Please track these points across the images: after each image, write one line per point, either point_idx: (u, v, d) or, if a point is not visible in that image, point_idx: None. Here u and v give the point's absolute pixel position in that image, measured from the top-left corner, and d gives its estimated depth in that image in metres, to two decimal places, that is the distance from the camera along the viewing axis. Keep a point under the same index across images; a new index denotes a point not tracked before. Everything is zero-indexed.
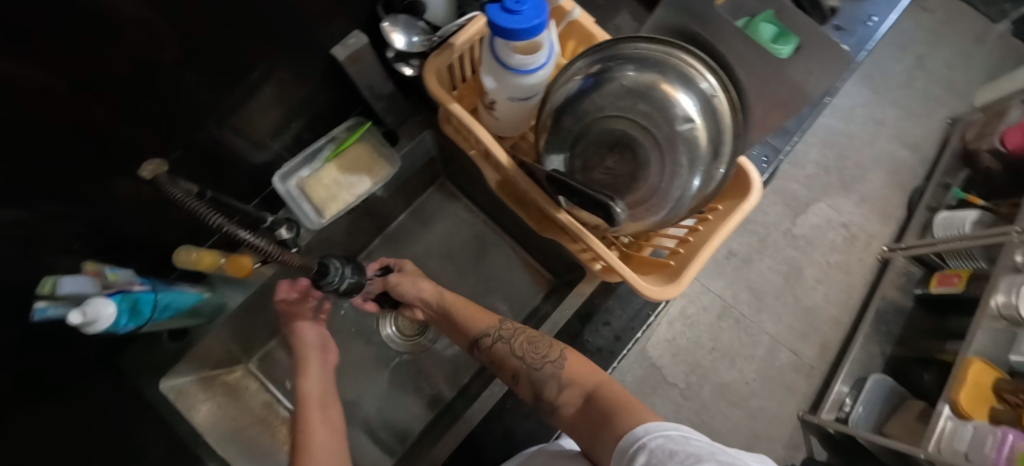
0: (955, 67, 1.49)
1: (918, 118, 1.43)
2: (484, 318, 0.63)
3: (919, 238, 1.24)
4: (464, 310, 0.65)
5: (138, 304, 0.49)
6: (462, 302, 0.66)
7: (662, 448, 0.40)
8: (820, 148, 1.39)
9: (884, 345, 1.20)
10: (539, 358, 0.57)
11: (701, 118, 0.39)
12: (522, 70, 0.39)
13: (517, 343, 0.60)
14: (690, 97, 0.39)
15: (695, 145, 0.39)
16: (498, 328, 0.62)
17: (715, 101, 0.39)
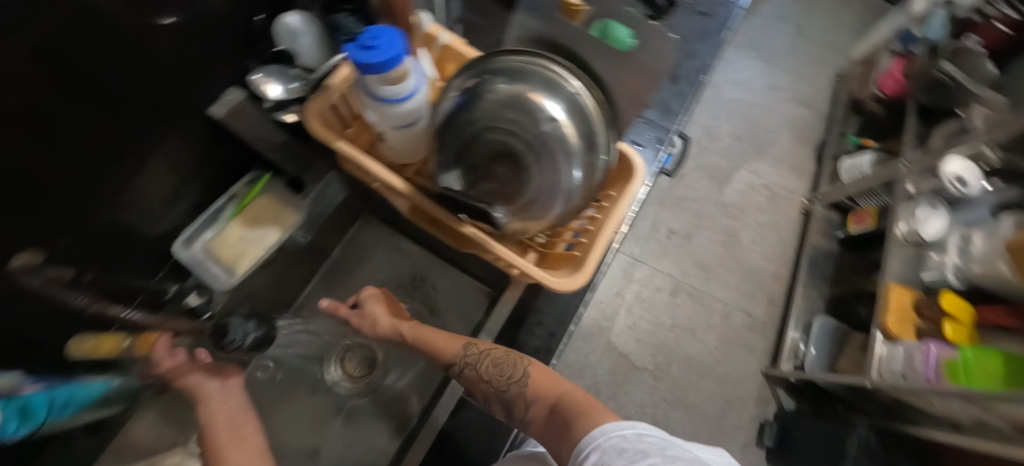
0: (830, 29, 1.66)
1: (809, 79, 1.58)
2: (450, 346, 0.63)
3: (831, 185, 1.36)
4: (430, 341, 0.65)
5: (30, 406, 0.45)
6: (432, 332, 0.66)
7: (616, 446, 0.41)
8: (731, 120, 1.49)
9: (822, 288, 1.29)
10: (505, 380, 0.58)
11: (568, 116, 0.42)
12: (393, 100, 0.42)
13: (483, 367, 0.59)
14: (557, 99, 0.42)
15: (566, 141, 0.41)
16: (464, 356, 0.61)
17: (581, 99, 0.43)
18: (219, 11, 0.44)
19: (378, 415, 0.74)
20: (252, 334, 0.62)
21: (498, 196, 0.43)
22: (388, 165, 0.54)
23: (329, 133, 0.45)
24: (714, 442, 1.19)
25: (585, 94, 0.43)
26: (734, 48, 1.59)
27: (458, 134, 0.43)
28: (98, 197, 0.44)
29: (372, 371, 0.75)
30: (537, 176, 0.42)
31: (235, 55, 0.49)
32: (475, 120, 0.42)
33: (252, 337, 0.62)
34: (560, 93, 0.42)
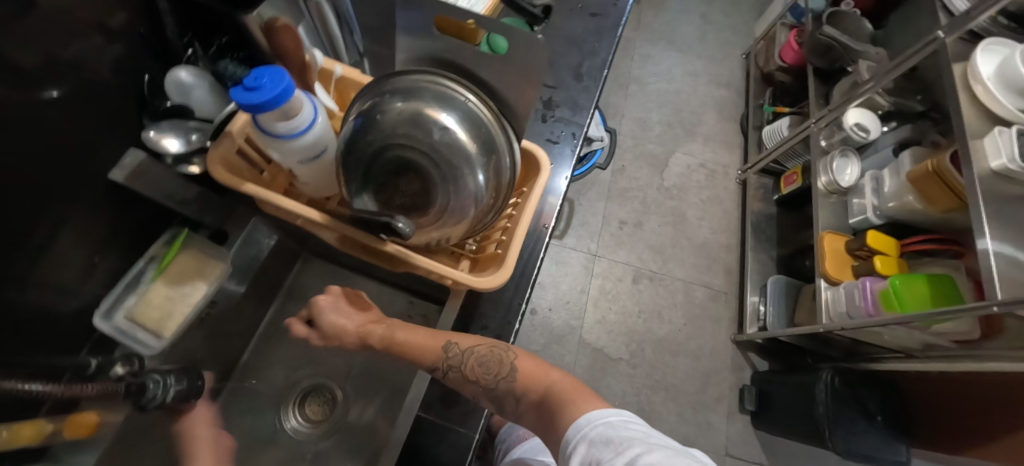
0: (731, 14, 1.79)
1: (722, 61, 1.69)
2: (429, 349, 0.54)
3: (758, 154, 1.45)
4: (405, 345, 0.56)
5: None
6: (405, 332, 0.57)
7: (602, 435, 0.44)
8: (658, 109, 1.57)
9: (771, 250, 1.36)
10: (493, 378, 0.54)
11: (463, 128, 0.44)
12: (292, 135, 0.43)
13: (468, 369, 0.53)
14: (450, 110, 0.44)
15: (463, 150, 0.44)
16: (446, 359, 0.53)
17: (473, 108, 0.45)
18: (103, 76, 0.44)
19: (347, 455, 0.64)
20: (174, 385, 0.51)
21: (411, 210, 0.45)
22: (308, 199, 0.55)
23: (236, 178, 0.46)
24: (700, 417, 1.22)
25: (478, 102, 0.46)
26: (649, 43, 1.68)
27: (362, 156, 0.44)
28: (8, 278, 0.40)
29: (333, 411, 0.67)
30: (443, 185, 0.44)
31: (128, 116, 0.49)
32: (372, 140, 0.44)
33: (175, 390, 0.51)
34: (452, 102, 0.45)
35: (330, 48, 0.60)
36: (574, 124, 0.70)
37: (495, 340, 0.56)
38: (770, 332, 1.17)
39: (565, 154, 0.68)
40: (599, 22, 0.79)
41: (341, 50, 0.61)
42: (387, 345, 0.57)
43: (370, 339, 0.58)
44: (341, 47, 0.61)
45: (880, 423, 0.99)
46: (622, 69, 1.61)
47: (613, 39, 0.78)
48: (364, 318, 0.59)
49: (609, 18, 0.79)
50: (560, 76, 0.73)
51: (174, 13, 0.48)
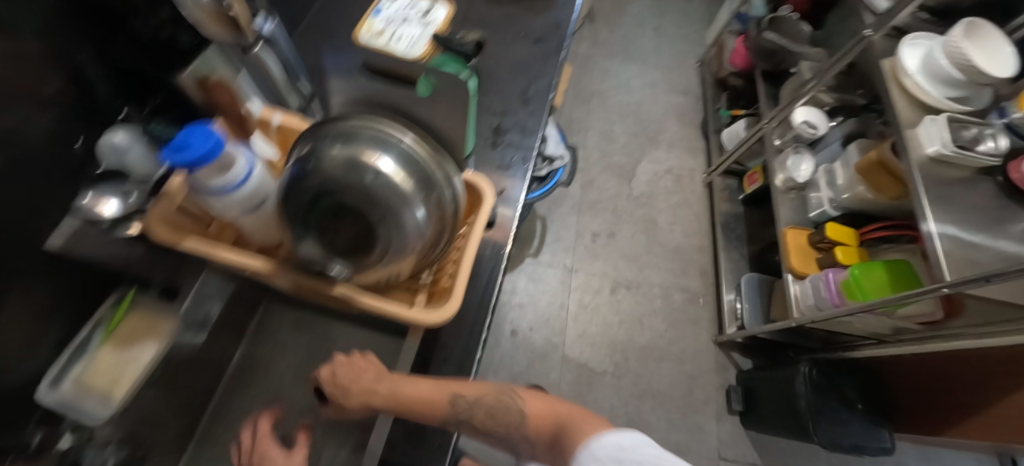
0: (683, 23, 1.85)
1: (678, 70, 1.75)
2: (438, 407, 0.51)
3: (720, 156, 1.48)
4: (411, 402, 0.52)
5: None
6: (410, 387, 0.53)
7: (613, 457, 0.45)
8: (621, 121, 1.60)
9: (741, 249, 1.39)
10: (502, 426, 0.56)
11: (400, 168, 0.45)
12: (227, 189, 0.44)
13: (480, 420, 0.54)
14: (387, 152, 0.45)
15: (399, 190, 0.44)
16: (457, 414, 0.52)
17: (409, 149, 0.46)
18: (36, 144, 0.43)
19: None
20: None
21: (354, 252, 0.45)
22: (259, 248, 0.55)
23: (177, 235, 0.46)
24: (690, 422, 1.21)
25: (414, 142, 0.47)
26: (607, 58, 1.72)
27: (298, 201, 0.44)
28: None
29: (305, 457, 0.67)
30: (383, 224, 0.44)
31: (64, 184, 0.47)
32: (308, 188, 0.44)
33: None
34: (386, 143, 0.46)
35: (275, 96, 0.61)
36: (524, 148, 0.72)
37: (499, 387, 0.58)
38: (748, 331, 1.19)
39: (517, 180, 0.69)
40: (542, 46, 0.81)
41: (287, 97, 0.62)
42: (391, 404, 0.52)
43: (375, 402, 0.53)
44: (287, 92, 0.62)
45: (862, 411, 1.00)
46: (582, 85, 1.64)
47: (557, 63, 0.80)
48: (368, 381, 0.54)
49: (552, 43, 0.82)
50: (508, 102, 0.75)
51: (104, 73, 0.47)
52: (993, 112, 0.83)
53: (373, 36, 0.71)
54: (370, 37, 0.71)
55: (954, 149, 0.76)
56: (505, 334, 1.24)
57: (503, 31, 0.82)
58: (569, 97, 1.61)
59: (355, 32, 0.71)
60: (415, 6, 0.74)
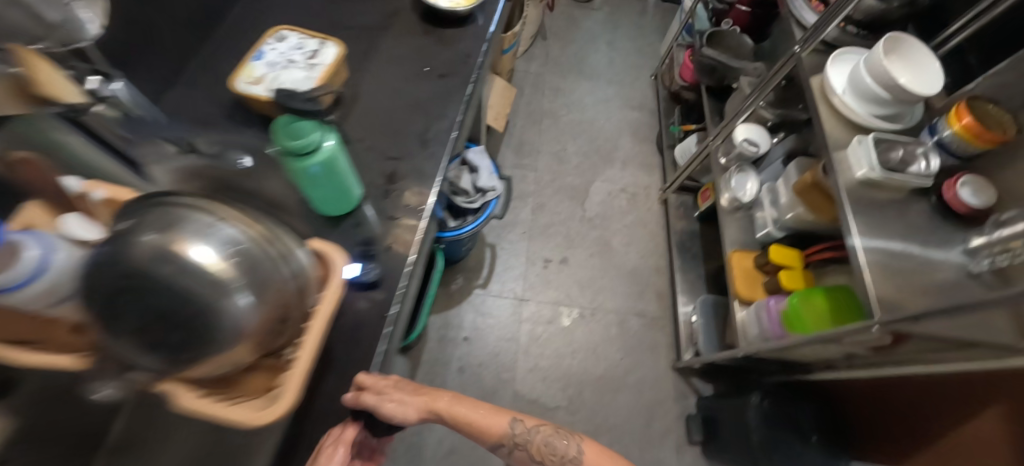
0: (637, 37, 1.83)
1: (632, 84, 1.71)
2: (498, 425, 0.62)
3: (674, 173, 1.44)
4: (468, 421, 0.61)
5: None
6: (473, 410, 0.61)
7: None
8: (573, 140, 1.56)
9: (698, 268, 1.35)
10: (557, 458, 0.63)
11: (222, 258, 0.40)
12: (13, 286, 0.38)
13: (535, 450, 0.63)
14: (209, 239, 0.40)
15: (220, 282, 0.40)
16: (513, 433, 0.62)
17: (239, 233, 0.42)
18: None
19: None
20: None
21: (168, 347, 0.40)
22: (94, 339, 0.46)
23: None
24: (649, 455, 1.16)
25: (243, 224, 0.43)
26: (558, 76, 1.68)
27: (93, 300, 0.38)
28: None
29: None
30: (200, 320, 0.39)
31: None
32: (106, 287, 0.38)
33: None
34: (201, 227, 0.40)
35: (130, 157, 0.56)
36: (420, 196, 0.67)
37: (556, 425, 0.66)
38: (701, 358, 1.14)
39: (409, 233, 0.64)
40: (447, 82, 0.77)
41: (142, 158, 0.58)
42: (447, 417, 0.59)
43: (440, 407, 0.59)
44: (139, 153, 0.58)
45: (817, 444, 0.95)
46: (533, 105, 1.60)
47: (461, 99, 0.76)
48: (419, 392, 0.58)
49: (458, 77, 0.78)
50: (404, 145, 0.70)
51: None
52: (925, 129, 0.79)
53: (252, 82, 0.66)
54: (248, 83, 0.66)
55: (881, 172, 0.72)
56: (451, 371, 1.19)
57: (405, 68, 0.78)
58: (519, 118, 1.57)
59: (231, 78, 0.66)
60: (301, 48, 0.70)
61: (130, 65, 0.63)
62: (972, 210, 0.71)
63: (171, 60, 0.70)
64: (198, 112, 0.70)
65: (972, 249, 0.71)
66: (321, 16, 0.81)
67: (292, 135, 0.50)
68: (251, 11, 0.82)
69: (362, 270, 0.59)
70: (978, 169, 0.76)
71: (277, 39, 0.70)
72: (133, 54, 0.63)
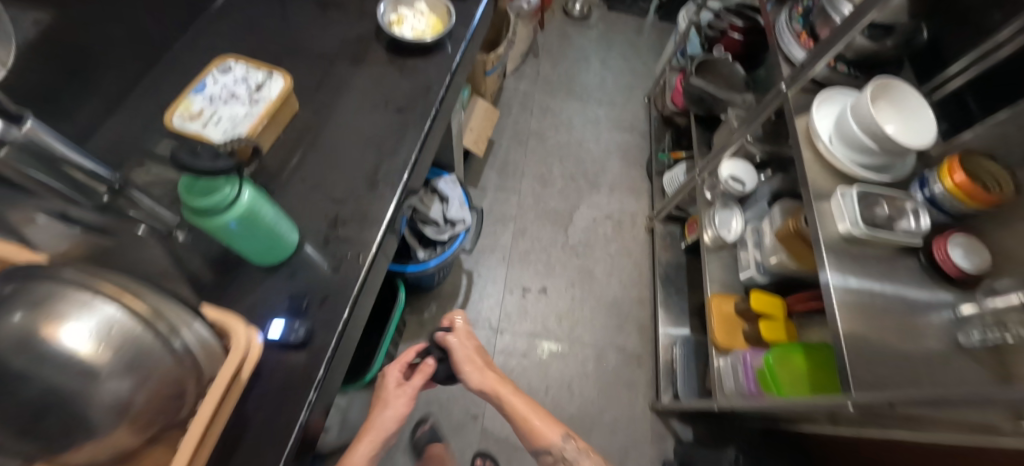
0: (631, 56, 1.78)
1: (624, 105, 1.66)
2: (552, 433, 0.81)
3: (662, 201, 1.39)
4: (525, 418, 0.82)
5: None
6: (534, 415, 0.82)
7: None
8: (560, 163, 1.51)
9: (682, 303, 1.29)
10: None
11: (96, 343, 0.35)
12: None
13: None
14: (83, 322, 0.35)
15: (93, 370, 0.35)
16: (562, 445, 0.80)
17: (120, 311, 0.37)
18: None
19: None
20: None
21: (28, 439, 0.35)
22: None
23: None
24: None
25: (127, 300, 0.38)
26: (548, 95, 1.64)
27: None
28: None
29: None
30: (63, 411, 0.35)
31: None
32: None
33: None
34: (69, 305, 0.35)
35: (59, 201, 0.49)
36: (362, 244, 0.63)
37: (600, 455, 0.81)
38: (679, 404, 1.08)
39: (344, 286, 0.60)
40: (404, 116, 0.73)
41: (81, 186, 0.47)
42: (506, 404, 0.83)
43: (505, 392, 0.83)
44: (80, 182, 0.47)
45: None
46: (520, 125, 1.56)
47: (417, 136, 0.72)
48: (492, 374, 0.85)
49: (415, 112, 0.74)
50: (351, 186, 0.66)
51: None
52: (916, 182, 0.73)
53: (188, 117, 0.62)
54: (184, 119, 0.62)
55: (865, 228, 0.67)
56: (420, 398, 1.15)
57: (360, 100, 0.74)
58: (505, 138, 1.53)
59: (167, 113, 0.62)
60: (245, 81, 0.66)
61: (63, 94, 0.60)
62: (964, 274, 0.65)
63: (113, 89, 0.68)
64: (137, 143, 0.67)
65: (962, 318, 0.65)
66: (278, 42, 0.78)
67: (201, 187, 0.46)
68: (209, 36, 0.80)
69: (286, 330, 0.55)
70: (973, 228, 0.70)
71: (221, 70, 0.66)
72: (65, 84, 0.60)
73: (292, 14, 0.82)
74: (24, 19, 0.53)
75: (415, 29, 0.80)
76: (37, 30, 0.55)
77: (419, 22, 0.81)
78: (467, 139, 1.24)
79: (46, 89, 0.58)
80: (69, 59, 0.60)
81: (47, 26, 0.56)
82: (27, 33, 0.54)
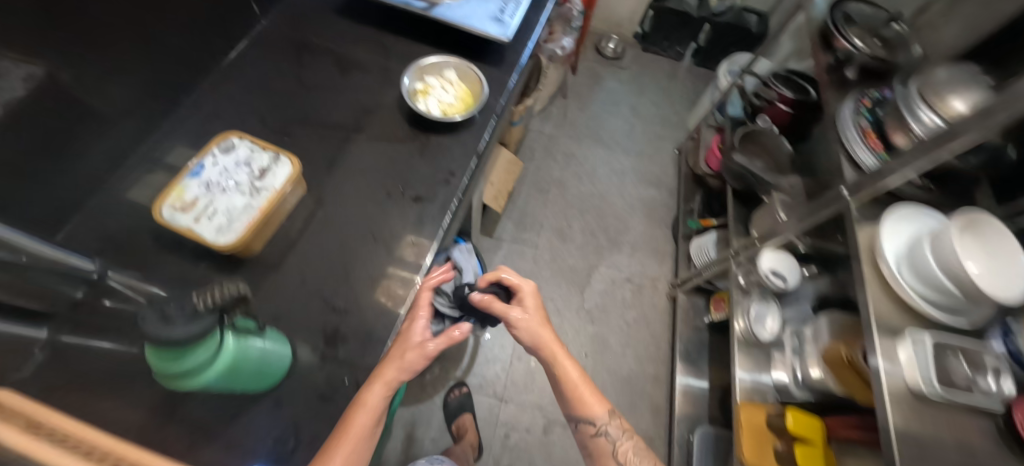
0: (662, 103, 1.69)
1: (652, 157, 1.57)
2: (600, 408, 0.70)
3: (687, 270, 1.30)
4: (575, 386, 0.70)
5: None
6: (582, 383, 0.71)
7: None
8: (580, 216, 1.43)
9: (701, 386, 1.20)
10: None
11: None
12: None
13: (623, 454, 0.68)
14: None
15: None
16: (607, 422, 0.69)
17: None
18: None
19: None
20: None
21: None
22: None
23: None
24: None
25: None
26: (573, 140, 1.56)
27: None
28: None
29: None
30: None
31: None
32: None
33: None
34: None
35: (23, 307, 0.49)
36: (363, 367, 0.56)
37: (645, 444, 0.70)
38: None
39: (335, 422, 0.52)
40: (422, 207, 0.66)
41: (61, 280, 0.52)
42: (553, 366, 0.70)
43: (559, 350, 0.71)
44: (56, 275, 0.51)
45: None
46: (541, 172, 1.48)
47: (433, 233, 0.65)
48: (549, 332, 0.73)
49: (434, 202, 0.67)
50: (355, 291, 0.59)
51: None
52: (997, 331, 0.64)
53: (179, 208, 0.55)
54: (175, 210, 0.54)
55: (942, 391, 0.58)
56: None
57: (374, 185, 0.67)
58: (525, 186, 1.45)
59: (156, 201, 0.55)
60: (248, 164, 0.59)
61: (48, 158, 0.55)
62: None
63: (98, 162, 0.62)
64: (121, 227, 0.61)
65: None
66: (292, 107, 0.72)
67: (169, 349, 0.37)
68: (221, 94, 0.74)
69: None
70: None
71: (222, 149, 0.59)
72: (52, 145, 0.55)
73: (310, 73, 0.76)
74: (13, 76, 0.47)
75: (442, 103, 0.72)
76: (29, 86, 0.50)
77: (447, 93, 0.73)
78: (487, 194, 1.16)
79: (24, 158, 0.52)
80: (59, 119, 0.54)
81: (39, 81, 0.51)
82: (17, 92, 0.48)
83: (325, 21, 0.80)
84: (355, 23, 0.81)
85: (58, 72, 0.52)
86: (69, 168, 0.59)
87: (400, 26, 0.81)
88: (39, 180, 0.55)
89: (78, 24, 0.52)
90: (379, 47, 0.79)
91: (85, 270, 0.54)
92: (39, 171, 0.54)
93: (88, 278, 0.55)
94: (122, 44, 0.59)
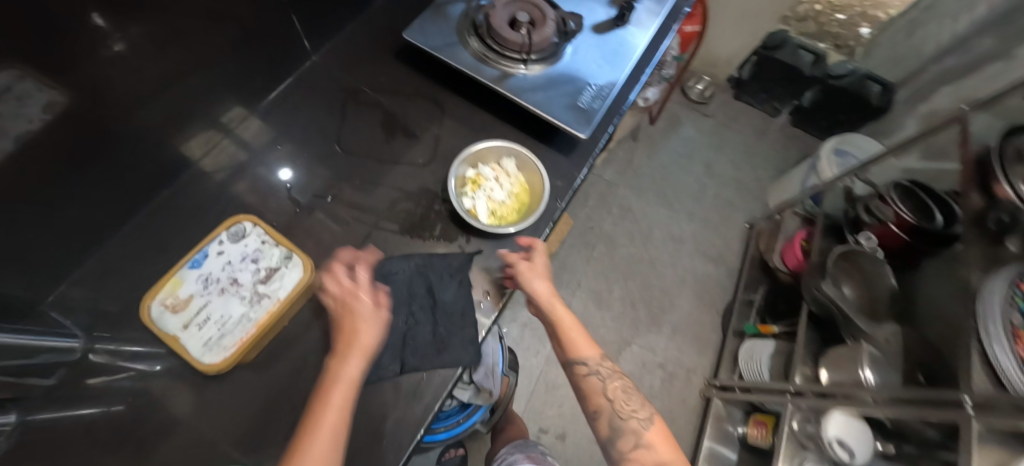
0: (742, 166, 1.49)
1: (718, 226, 1.40)
2: (586, 345, 0.55)
3: (731, 375, 1.15)
4: (562, 324, 0.55)
5: None
6: (568, 318, 0.56)
7: None
8: (623, 282, 1.30)
9: None
10: (626, 410, 0.53)
11: None
12: None
13: (611, 392, 0.54)
14: None
15: None
16: (596, 363, 0.55)
17: None
18: None
19: None
20: None
21: None
22: None
23: None
24: None
25: None
26: (633, 192, 1.41)
27: None
28: None
29: None
30: None
31: None
32: None
33: None
34: None
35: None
36: None
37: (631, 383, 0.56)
38: None
39: None
40: None
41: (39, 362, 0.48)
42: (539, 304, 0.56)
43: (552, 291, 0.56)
44: (42, 357, 0.48)
45: None
46: (591, 222, 1.35)
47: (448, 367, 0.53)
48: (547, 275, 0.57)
49: None
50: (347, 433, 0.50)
51: None
52: None
53: (170, 307, 0.50)
54: (164, 308, 0.49)
55: None
56: None
57: None
58: (570, 235, 1.33)
59: (146, 293, 0.50)
60: (254, 261, 0.54)
61: (53, 203, 0.49)
62: None
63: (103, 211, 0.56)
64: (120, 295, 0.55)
65: None
66: (327, 173, 0.64)
67: None
68: (254, 139, 0.66)
69: None
70: None
71: (230, 236, 0.54)
72: (57, 190, 0.48)
73: (355, 130, 0.67)
74: (31, 103, 0.40)
75: (492, 201, 0.61)
76: (46, 116, 0.43)
77: (501, 189, 0.62)
78: None
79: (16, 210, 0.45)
80: (64, 165, 0.47)
81: (59, 110, 0.43)
82: (32, 123, 0.42)
83: (383, 68, 0.70)
84: (414, 74, 0.70)
85: (77, 106, 0.45)
86: (77, 217, 0.53)
87: (465, 87, 0.70)
88: (36, 233, 0.49)
89: (113, 49, 0.45)
90: (435, 107, 0.68)
91: (66, 351, 0.51)
92: (31, 228, 0.48)
93: (69, 358, 0.51)
94: (158, 70, 0.51)
